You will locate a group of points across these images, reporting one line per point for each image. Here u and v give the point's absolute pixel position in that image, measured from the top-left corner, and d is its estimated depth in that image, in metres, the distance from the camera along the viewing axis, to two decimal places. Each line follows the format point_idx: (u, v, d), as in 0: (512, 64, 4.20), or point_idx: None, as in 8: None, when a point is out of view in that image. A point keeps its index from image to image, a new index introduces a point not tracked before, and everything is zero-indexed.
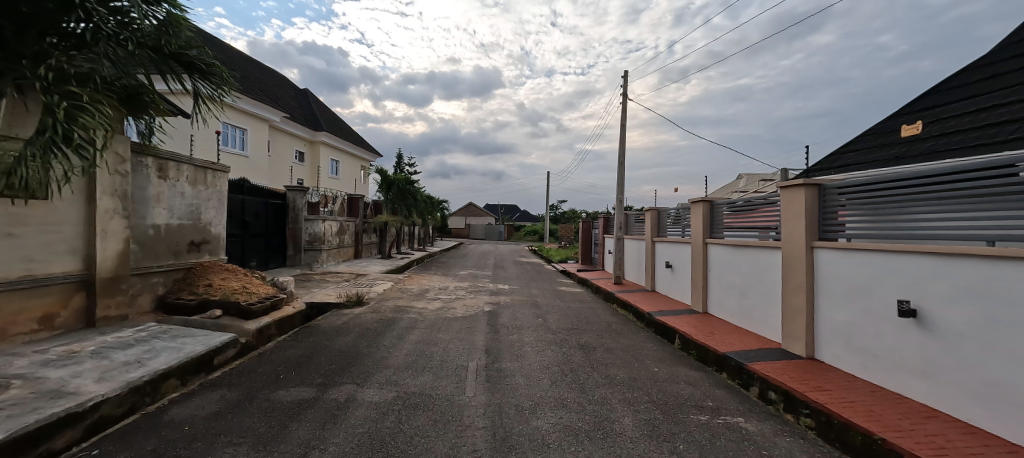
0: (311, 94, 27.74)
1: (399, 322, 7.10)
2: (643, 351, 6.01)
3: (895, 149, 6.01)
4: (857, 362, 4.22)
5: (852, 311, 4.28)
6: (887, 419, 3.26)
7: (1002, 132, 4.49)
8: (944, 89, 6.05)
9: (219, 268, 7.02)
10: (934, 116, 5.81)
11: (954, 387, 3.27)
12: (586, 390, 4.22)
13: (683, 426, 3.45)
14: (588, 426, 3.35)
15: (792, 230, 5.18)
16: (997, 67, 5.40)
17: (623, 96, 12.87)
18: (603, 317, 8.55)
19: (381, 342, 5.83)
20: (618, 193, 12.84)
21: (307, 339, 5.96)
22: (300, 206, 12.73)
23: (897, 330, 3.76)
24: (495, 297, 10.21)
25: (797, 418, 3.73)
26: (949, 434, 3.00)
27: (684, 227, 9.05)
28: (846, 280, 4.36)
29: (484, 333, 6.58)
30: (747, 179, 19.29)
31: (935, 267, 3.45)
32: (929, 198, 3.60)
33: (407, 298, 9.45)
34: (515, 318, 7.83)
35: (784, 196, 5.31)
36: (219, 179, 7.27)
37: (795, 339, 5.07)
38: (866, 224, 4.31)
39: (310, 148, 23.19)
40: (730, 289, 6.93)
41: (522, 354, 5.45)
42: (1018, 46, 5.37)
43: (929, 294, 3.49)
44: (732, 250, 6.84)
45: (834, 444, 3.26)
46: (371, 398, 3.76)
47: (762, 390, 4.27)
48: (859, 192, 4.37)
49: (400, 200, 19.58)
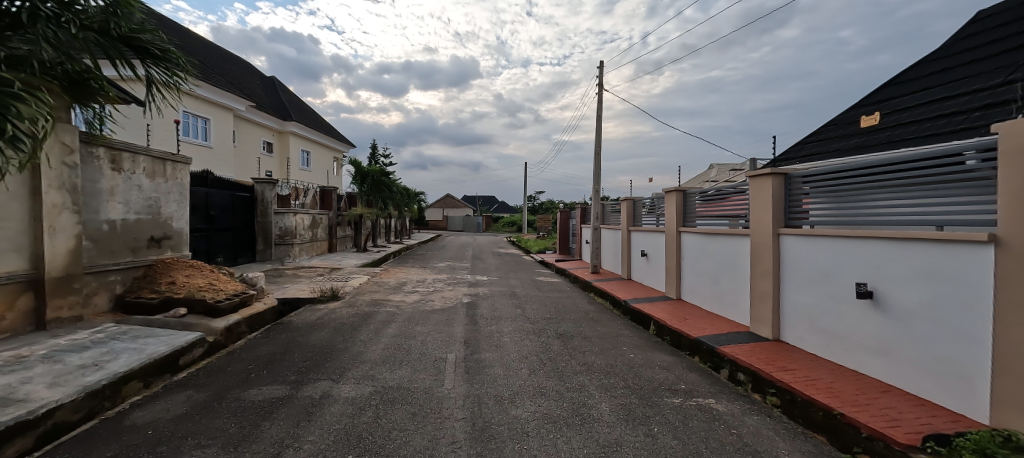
0: (278, 82, 26.68)
1: (375, 316, 6.98)
2: (619, 338, 6.14)
3: (854, 138, 6.29)
4: (819, 343, 4.46)
5: (814, 295, 4.51)
6: (846, 395, 3.45)
7: (950, 123, 4.75)
8: (901, 82, 6.36)
9: (183, 265, 6.69)
10: (891, 107, 6.09)
11: (906, 363, 3.50)
12: (564, 378, 4.27)
13: (657, 409, 3.55)
14: (566, 413, 3.40)
15: (759, 217, 5.35)
16: (950, 61, 5.69)
17: (599, 87, 12.95)
18: (581, 306, 8.68)
19: (357, 336, 5.74)
20: (595, 183, 12.97)
21: (279, 336, 5.79)
22: (269, 199, 12.31)
23: (856, 312, 3.98)
24: (474, 289, 10.17)
25: (763, 397, 3.90)
26: (901, 406, 3.20)
27: (658, 217, 9.26)
28: (810, 264, 4.57)
29: (462, 324, 6.56)
30: (718, 168, 19.93)
31: (891, 251, 3.64)
32: (885, 184, 3.78)
33: (383, 292, 9.31)
34: (494, 309, 7.83)
35: (752, 184, 5.47)
36: (180, 170, 6.92)
37: (762, 322, 5.30)
38: (827, 211, 4.50)
39: (279, 138, 22.39)
40: (702, 276, 7.14)
41: (501, 345, 5.47)
42: (966, 42, 5.71)
43: (883, 277, 3.70)
44: (705, 238, 7.02)
45: (797, 420, 3.43)
46: (348, 394, 3.70)
47: (732, 372, 4.44)
48: (824, 180, 4.53)
49: (376, 192, 19.06)
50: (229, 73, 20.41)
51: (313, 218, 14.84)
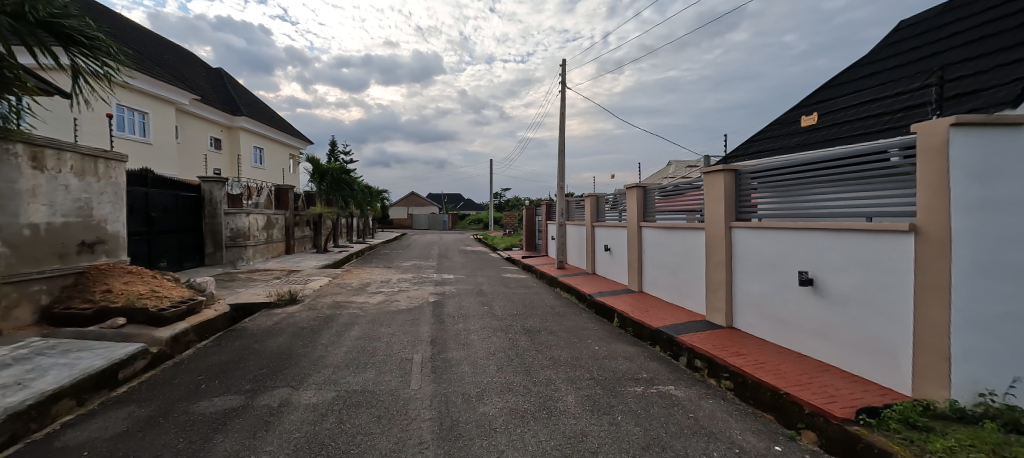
0: (226, 75, 25.14)
1: (337, 319, 6.75)
2: (584, 332, 6.28)
3: (795, 137, 6.73)
4: (767, 328, 4.76)
5: (763, 283, 4.79)
6: (791, 375, 3.71)
7: (876, 123, 5.17)
8: (836, 85, 6.87)
9: (120, 271, 6.19)
10: (828, 108, 6.54)
11: (841, 343, 3.80)
12: (531, 373, 4.32)
13: (620, 398, 3.66)
14: (533, 407, 3.45)
15: (713, 212, 5.62)
16: (877, 67, 6.21)
17: (562, 85, 13.11)
18: (548, 301, 8.79)
19: (318, 341, 5.54)
20: (559, 180, 13.15)
21: (232, 344, 5.48)
22: (218, 198, 11.61)
23: (799, 298, 4.28)
24: (440, 287, 10.06)
25: (718, 381, 4.12)
26: (838, 383, 3.48)
27: (620, 212, 9.51)
28: (759, 255, 4.86)
29: (429, 324, 6.48)
30: (676, 165, 20.76)
31: (828, 240, 3.93)
32: (823, 180, 4.07)
33: (345, 294, 9.02)
34: (461, 307, 7.78)
35: (706, 180, 5.73)
36: (115, 169, 6.39)
37: (716, 310, 5.59)
38: (773, 205, 4.80)
39: (228, 134, 21.13)
40: (662, 268, 7.42)
41: (468, 343, 5.45)
42: (890, 49, 6.25)
43: (822, 265, 3.99)
44: (664, 232, 7.29)
45: (749, 402, 3.65)
46: (308, 400, 3.57)
47: (689, 359, 4.66)
48: (770, 175, 4.81)
49: (335, 190, 18.18)
50: (170, 64, 19.01)
51: (268, 219, 14.14)
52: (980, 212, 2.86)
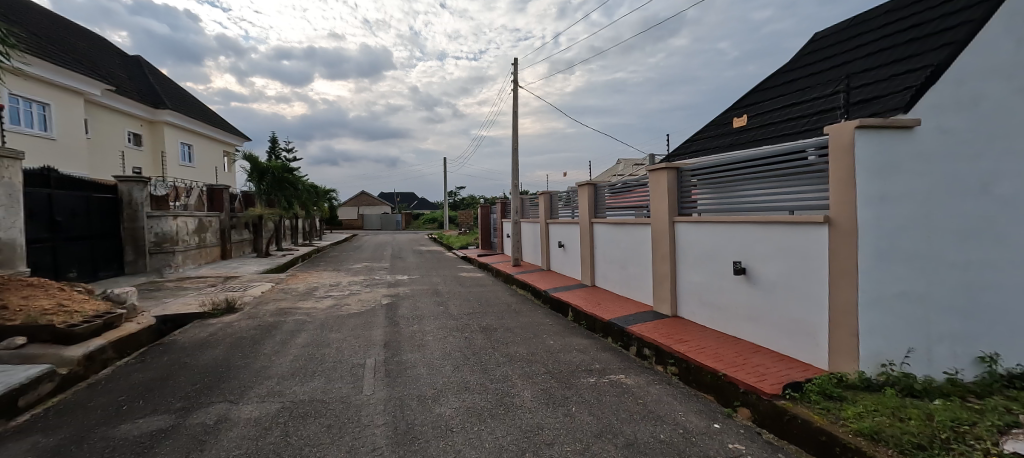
0: (146, 63, 22.81)
1: (281, 327, 6.37)
2: (539, 327, 6.38)
3: (728, 137, 7.23)
4: (707, 315, 5.09)
5: (702, 273, 5.12)
6: (728, 357, 3.99)
7: (796, 125, 5.67)
8: (763, 89, 7.47)
9: (18, 284, 5.45)
10: (756, 111, 7.09)
11: (770, 326, 4.16)
12: (487, 371, 4.33)
13: (574, 390, 3.77)
14: (490, 405, 3.46)
15: (657, 207, 5.91)
16: (797, 73, 6.83)
17: (514, 83, 13.18)
18: (504, 298, 8.83)
19: (260, 351, 5.20)
20: (513, 178, 13.22)
21: (159, 359, 5.01)
22: (139, 200, 10.54)
23: (734, 286, 4.61)
24: (393, 289, 9.79)
25: (664, 368, 4.35)
26: (767, 362, 3.81)
27: (573, 209, 9.74)
28: (698, 247, 5.18)
29: (382, 327, 6.29)
30: (624, 163, 21.60)
31: (757, 232, 4.27)
32: (753, 176, 4.40)
33: (290, 300, 8.53)
34: (415, 308, 7.63)
35: (651, 178, 6.01)
36: (8, 168, 5.61)
37: (662, 301, 5.89)
38: (710, 200, 5.13)
39: (150, 129, 19.21)
40: (612, 262, 7.70)
41: (423, 344, 5.36)
42: (808, 58, 6.89)
43: (752, 254, 4.33)
44: (613, 228, 7.56)
45: (692, 385, 3.89)
46: (250, 414, 3.35)
47: (638, 348, 4.89)
48: (707, 173, 5.14)
49: (277, 190, 17.07)
50: (76, 50, 16.95)
51: (200, 221, 13.04)
52: (879, 205, 3.24)
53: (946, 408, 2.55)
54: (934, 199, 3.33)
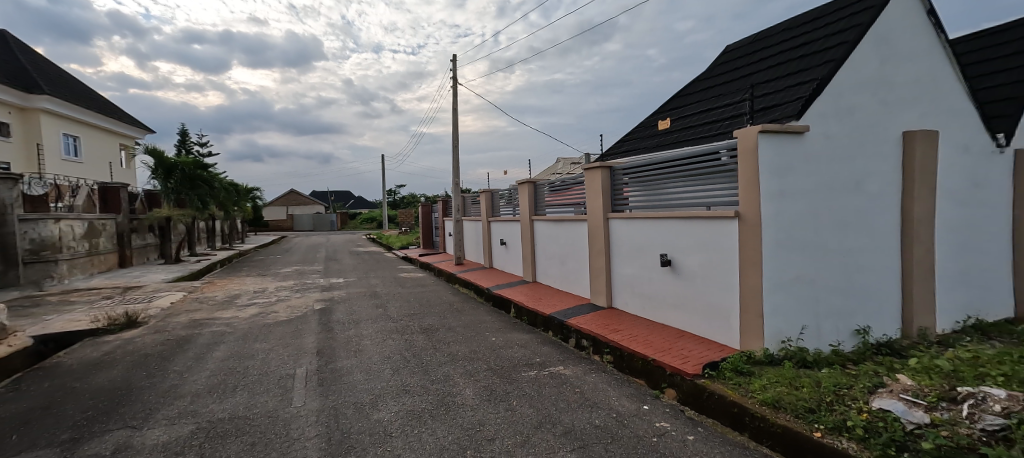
0: (14, 40, 19.39)
1: (196, 340, 5.77)
2: (481, 325, 6.39)
3: (655, 138, 7.73)
4: (638, 305, 5.42)
5: (634, 266, 5.44)
6: (657, 344, 4.29)
7: (712, 128, 6.21)
8: (684, 95, 8.08)
9: None
10: (678, 115, 7.64)
11: (692, 312, 4.52)
12: (428, 372, 4.26)
13: (516, 384, 3.83)
14: (431, 406, 3.41)
15: (593, 205, 6.17)
16: (713, 81, 7.48)
17: (453, 80, 13.01)
18: (445, 298, 8.73)
19: (170, 367, 4.67)
20: (454, 176, 13.07)
21: (40, 385, 4.32)
22: (7, 201, 8.94)
23: (661, 277, 4.95)
24: (327, 293, 9.26)
25: (601, 357, 4.57)
26: (690, 346, 4.14)
27: (513, 207, 9.86)
28: (630, 242, 5.50)
29: (314, 334, 5.93)
30: (563, 162, 22.27)
31: (680, 227, 4.62)
32: (676, 175, 4.74)
33: (207, 309, 7.75)
34: (351, 312, 7.28)
35: (586, 176, 6.26)
36: None
37: (598, 293, 6.17)
38: (640, 197, 5.45)
39: (22, 117, 16.38)
40: (552, 258, 7.91)
41: (360, 349, 5.14)
42: (721, 67, 7.57)
43: (676, 247, 4.68)
44: (553, 225, 7.77)
45: (625, 371, 4.13)
46: (158, 439, 3.00)
47: (577, 340, 5.08)
48: (637, 171, 5.46)
49: (188, 189, 15.29)
50: None
51: (91, 225, 11.37)
52: (778, 201, 3.66)
53: (831, 375, 2.96)
54: (820, 195, 3.84)
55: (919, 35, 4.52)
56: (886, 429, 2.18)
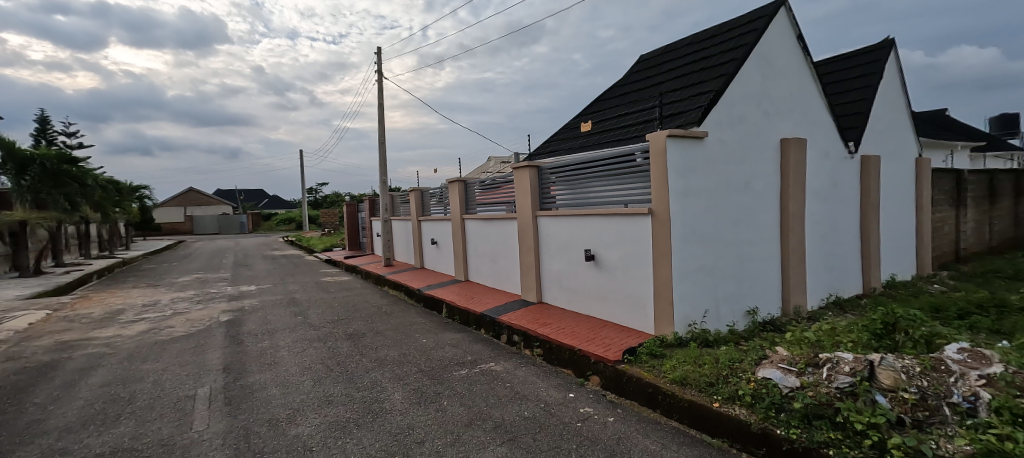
0: None
1: (66, 366, 4.91)
2: (412, 327, 6.23)
3: (579, 139, 8.11)
4: (565, 298, 5.66)
5: (561, 261, 5.67)
6: (583, 334, 4.52)
7: (629, 131, 6.67)
8: (605, 99, 8.58)
9: None
10: (600, 117, 8.09)
11: (613, 303, 4.84)
12: (354, 379, 4.07)
13: (446, 384, 3.80)
14: (356, 414, 3.27)
15: (522, 203, 6.31)
16: (630, 87, 8.03)
17: (378, 73, 12.45)
18: (373, 301, 8.36)
19: (30, 400, 3.92)
20: (381, 174, 12.54)
21: None
22: None
23: (586, 271, 5.22)
24: (236, 303, 8.39)
25: (532, 351, 4.70)
26: (612, 334, 4.43)
27: (444, 206, 9.72)
28: (557, 238, 5.71)
29: (221, 348, 5.35)
30: (494, 161, 22.44)
31: (602, 223, 4.90)
32: (598, 175, 5.02)
33: (81, 329, 6.61)
34: (266, 322, 6.68)
35: (515, 175, 6.38)
36: None
37: (529, 289, 6.34)
38: (566, 196, 5.68)
39: None
40: (484, 256, 7.95)
41: (277, 361, 4.74)
42: (637, 75, 8.16)
43: (599, 242, 4.96)
44: (483, 223, 7.81)
45: (554, 362, 4.30)
46: None
47: (508, 335, 5.18)
48: (563, 171, 5.69)
49: (50, 187, 12.87)
50: None
51: None
52: (683, 198, 4.06)
53: (727, 352, 3.36)
54: (717, 193, 4.33)
55: (791, 56, 5.28)
56: (768, 394, 2.53)
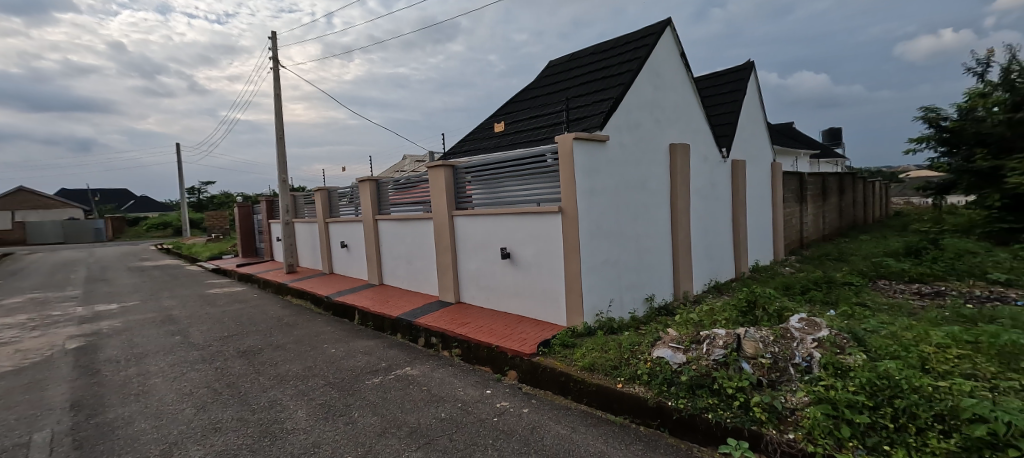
0: None
1: None
2: (318, 337, 5.79)
3: (493, 139, 8.23)
4: (483, 297, 5.72)
5: (477, 261, 5.72)
6: (500, 331, 4.61)
7: (540, 133, 6.94)
8: (517, 101, 8.81)
9: None
10: (512, 119, 8.29)
11: (529, 298, 5.01)
12: (249, 401, 3.66)
13: (358, 395, 3.62)
14: (251, 439, 2.95)
15: (437, 203, 6.22)
16: (540, 90, 8.35)
17: (273, 60, 11.28)
18: (273, 313, 7.59)
19: None
20: (280, 172, 11.40)
21: None
22: None
23: (502, 269, 5.33)
24: (90, 325, 7.00)
25: (449, 352, 4.67)
26: (528, 328, 4.60)
27: (354, 207, 9.18)
28: (473, 238, 5.74)
29: (69, 382, 4.43)
30: (408, 159, 21.76)
31: (516, 222, 5.04)
32: (512, 175, 5.14)
33: None
34: (133, 346, 5.69)
35: (429, 174, 6.26)
36: None
37: (446, 290, 6.28)
38: (481, 195, 5.73)
39: None
40: (398, 258, 7.68)
41: (148, 390, 4.07)
42: (547, 79, 8.51)
43: (514, 240, 5.10)
44: (397, 224, 7.54)
45: (472, 361, 4.33)
46: None
47: (425, 338, 5.08)
48: (477, 171, 5.72)
49: None
50: None
51: None
52: (589, 197, 4.36)
53: (628, 336, 3.69)
54: (618, 192, 4.73)
55: (676, 71, 5.95)
56: (660, 371, 2.85)
